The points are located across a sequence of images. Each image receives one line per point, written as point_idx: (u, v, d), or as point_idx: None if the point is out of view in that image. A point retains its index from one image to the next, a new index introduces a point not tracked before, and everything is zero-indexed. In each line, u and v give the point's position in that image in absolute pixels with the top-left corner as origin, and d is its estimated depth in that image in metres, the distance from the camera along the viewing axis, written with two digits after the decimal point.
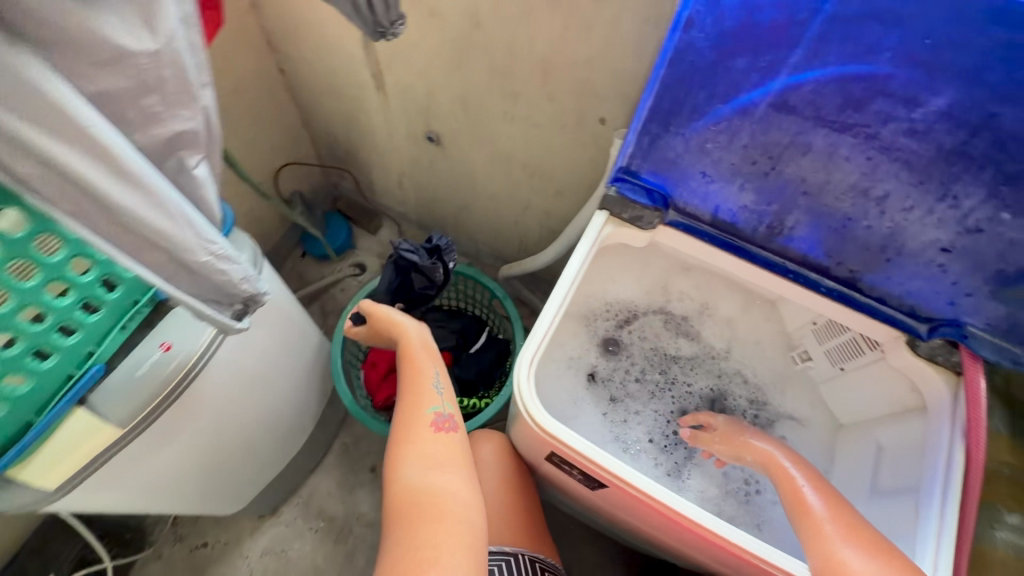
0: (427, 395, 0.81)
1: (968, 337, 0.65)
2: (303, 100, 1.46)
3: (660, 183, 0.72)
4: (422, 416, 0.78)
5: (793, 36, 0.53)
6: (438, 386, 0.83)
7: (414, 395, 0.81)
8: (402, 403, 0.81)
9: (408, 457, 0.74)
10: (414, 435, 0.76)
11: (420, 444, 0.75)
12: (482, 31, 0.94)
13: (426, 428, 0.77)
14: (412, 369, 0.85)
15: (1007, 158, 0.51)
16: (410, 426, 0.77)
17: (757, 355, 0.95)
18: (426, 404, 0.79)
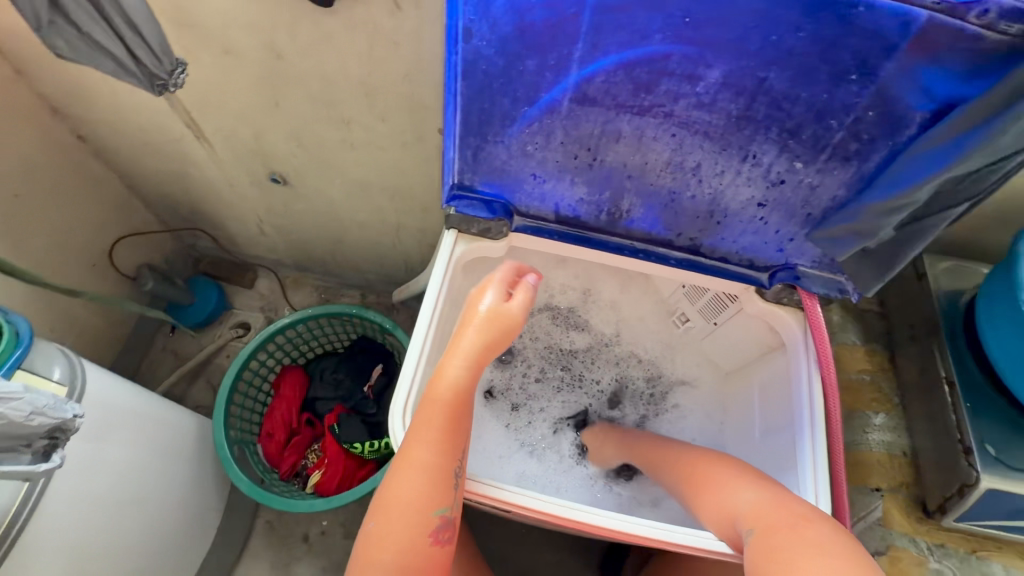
0: (437, 494, 0.60)
1: (800, 277, 0.70)
2: (120, 165, 1.29)
3: (497, 192, 0.70)
4: (426, 518, 0.59)
5: (570, 32, 0.52)
6: (457, 474, 0.62)
7: (417, 485, 0.60)
8: (400, 486, 0.60)
9: (388, 557, 0.58)
10: (408, 534, 0.59)
11: (408, 550, 0.58)
12: (287, 62, 0.88)
13: (423, 538, 0.59)
14: (437, 440, 0.61)
15: (784, 115, 0.54)
16: (408, 524, 0.59)
17: (643, 327, 0.97)
18: (435, 505, 0.60)
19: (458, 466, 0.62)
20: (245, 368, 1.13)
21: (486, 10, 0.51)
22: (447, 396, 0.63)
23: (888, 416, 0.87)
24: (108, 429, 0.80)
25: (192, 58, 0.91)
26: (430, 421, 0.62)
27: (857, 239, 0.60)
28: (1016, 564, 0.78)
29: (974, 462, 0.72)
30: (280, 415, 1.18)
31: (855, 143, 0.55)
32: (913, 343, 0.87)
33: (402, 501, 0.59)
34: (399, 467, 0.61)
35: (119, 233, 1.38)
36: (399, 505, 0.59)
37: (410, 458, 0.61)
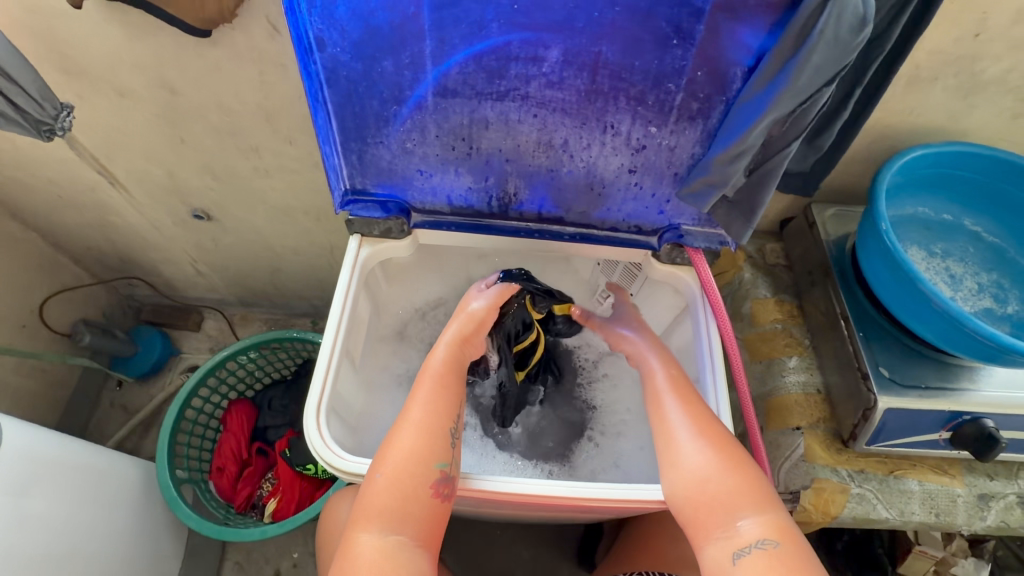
0: (438, 446, 0.65)
1: (684, 235, 0.74)
2: (39, 222, 1.28)
3: (390, 192, 0.73)
4: (425, 470, 0.63)
5: (415, 30, 0.56)
6: (454, 433, 0.67)
7: (423, 438, 0.65)
8: (408, 438, 0.64)
9: (382, 507, 0.61)
10: (411, 481, 0.62)
11: (409, 497, 0.61)
12: (182, 97, 0.90)
13: (424, 487, 0.62)
14: (429, 401, 0.68)
15: (627, 84, 0.59)
16: (407, 473, 0.62)
17: None
18: (434, 458, 0.64)
19: (454, 426, 0.67)
20: (187, 407, 1.12)
21: (332, 18, 0.54)
22: (438, 369, 0.71)
23: (801, 359, 0.91)
24: (33, 483, 0.79)
25: (88, 104, 0.92)
26: (429, 388, 0.69)
27: (714, 189, 0.64)
28: (930, 478, 0.82)
29: (871, 386, 0.78)
30: (229, 448, 1.17)
31: (695, 103, 0.60)
32: (814, 288, 0.93)
33: (405, 452, 0.64)
34: (398, 426, 0.66)
35: (47, 291, 1.36)
36: (401, 455, 0.63)
37: (408, 418, 0.67)
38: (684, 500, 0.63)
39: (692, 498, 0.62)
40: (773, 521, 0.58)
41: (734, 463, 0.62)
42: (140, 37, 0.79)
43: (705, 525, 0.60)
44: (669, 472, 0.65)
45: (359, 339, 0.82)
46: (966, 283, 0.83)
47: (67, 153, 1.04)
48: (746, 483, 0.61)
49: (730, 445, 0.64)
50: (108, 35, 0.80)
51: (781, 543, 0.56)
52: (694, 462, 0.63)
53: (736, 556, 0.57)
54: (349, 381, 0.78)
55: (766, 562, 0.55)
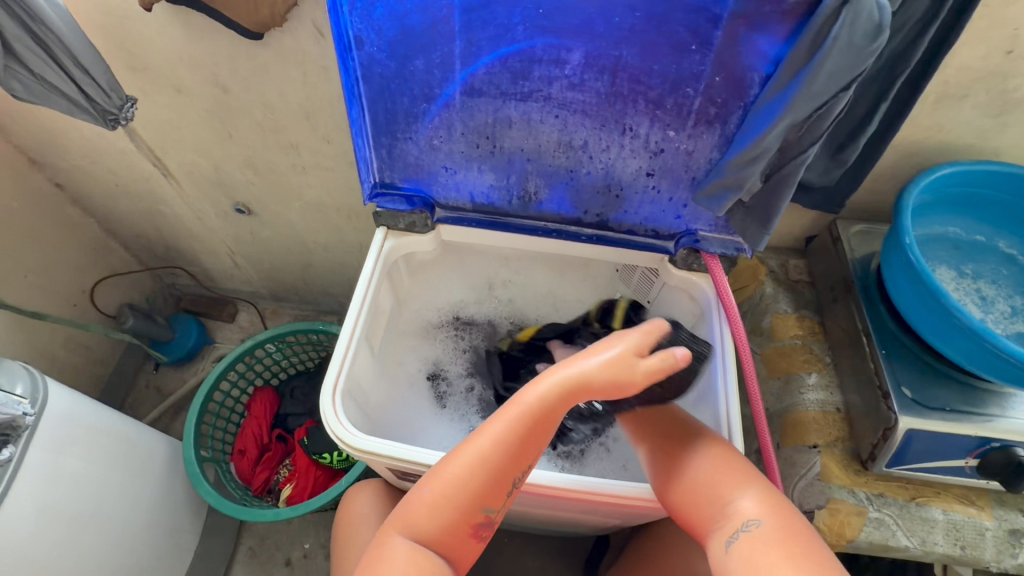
0: (495, 492, 0.62)
1: (700, 240, 0.75)
2: (97, 209, 1.38)
3: (416, 186, 0.77)
4: (472, 510, 0.61)
5: (445, 32, 0.59)
6: (515, 483, 0.63)
7: (479, 476, 0.61)
8: (466, 469, 0.61)
9: (422, 520, 0.61)
10: (452, 514, 0.61)
11: (451, 528, 0.61)
12: (232, 95, 0.97)
13: (461, 524, 0.62)
14: (506, 445, 0.62)
15: (645, 87, 0.61)
16: (451, 505, 0.61)
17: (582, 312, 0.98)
18: (485, 503, 0.62)
19: (519, 476, 0.63)
20: (215, 390, 1.17)
21: (369, 18, 0.59)
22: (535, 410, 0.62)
23: (821, 376, 0.89)
24: (72, 441, 0.85)
25: (149, 99, 1.01)
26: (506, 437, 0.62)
27: (730, 193, 0.64)
28: (956, 508, 0.79)
29: (892, 405, 0.76)
30: (251, 432, 1.21)
31: (713, 108, 0.61)
32: (836, 304, 0.91)
33: (465, 485, 0.61)
34: (461, 465, 0.62)
35: (98, 275, 1.46)
36: (458, 488, 0.61)
37: (477, 451, 0.62)
38: (676, 499, 0.64)
39: (680, 495, 0.63)
40: (757, 497, 0.59)
41: (712, 453, 0.64)
42: (199, 38, 0.87)
43: (703, 521, 0.61)
44: (657, 477, 0.66)
45: (378, 328, 0.85)
46: (998, 305, 0.80)
47: (127, 145, 1.13)
48: (730, 468, 0.62)
49: (713, 443, 0.65)
50: (172, 37, 0.87)
51: (766, 518, 0.57)
52: (678, 465, 0.65)
53: (728, 541, 0.58)
54: (366, 365, 0.81)
55: (751, 541, 0.55)
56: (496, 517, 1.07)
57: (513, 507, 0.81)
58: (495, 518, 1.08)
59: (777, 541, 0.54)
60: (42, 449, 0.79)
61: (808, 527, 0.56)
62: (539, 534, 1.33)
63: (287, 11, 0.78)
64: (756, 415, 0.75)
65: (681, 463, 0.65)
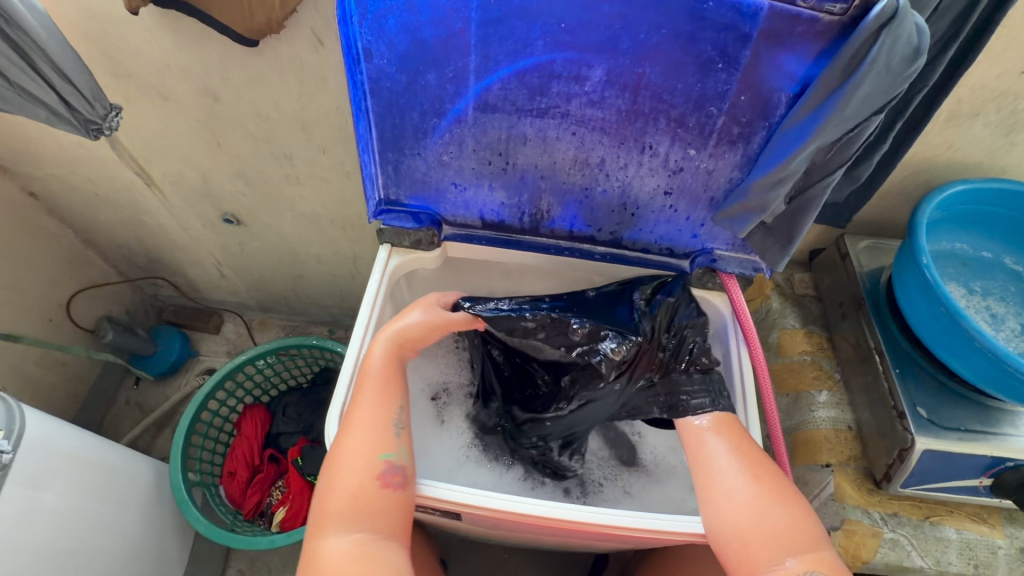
0: (381, 438, 0.64)
1: (716, 260, 0.73)
2: (74, 219, 1.32)
3: (423, 204, 0.73)
4: (371, 463, 0.62)
5: (461, 45, 0.57)
6: (398, 424, 0.66)
7: (365, 433, 0.63)
8: (351, 432, 0.64)
9: (342, 494, 0.60)
10: (357, 476, 0.61)
11: (360, 496, 0.60)
12: (223, 104, 0.93)
13: (372, 481, 0.61)
14: (375, 399, 0.66)
15: (667, 106, 0.59)
16: (357, 472, 0.61)
17: None
18: (381, 449, 0.63)
19: (399, 416, 0.66)
20: (203, 409, 1.12)
21: (380, 31, 0.55)
22: (378, 369, 0.68)
23: (831, 394, 0.88)
24: (52, 473, 0.80)
25: (134, 107, 0.96)
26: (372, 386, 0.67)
27: (752, 215, 0.62)
28: (968, 527, 0.78)
29: (908, 425, 0.75)
30: (242, 453, 1.16)
31: (736, 127, 0.60)
32: (845, 320, 0.91)
33: (349, 459, 0.62)
34: (342, 437, 0.64)
35: (75, 288, 1.39)
36: (356, 455, 0.62)
37: (356, 418, 0.65)
38: (723, 518, 0.60)
39: (727, 511, 0.60)
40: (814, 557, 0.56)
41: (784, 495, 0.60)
42: (190, 44, 0.82)
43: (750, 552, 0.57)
44: (708, 487, 0.64)
45: None
46: (1008, 323, 0.80)
47: (108, 154, 1.07)
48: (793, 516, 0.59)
49: (774, 477, 0.62)
50: (160, 43, 0.83)
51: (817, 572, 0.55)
52: (733, 485, 0.62)
53: None
54: None
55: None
56: (499, 538, 1.04)
57: (521, 535, 0.78)
58: (497, 538, 1.05)
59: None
60: (20, 485, 0.74)
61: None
62: (538, 551, 1.31)
63: (285, 19, 0.73)
64: (775, 437, 0.73)
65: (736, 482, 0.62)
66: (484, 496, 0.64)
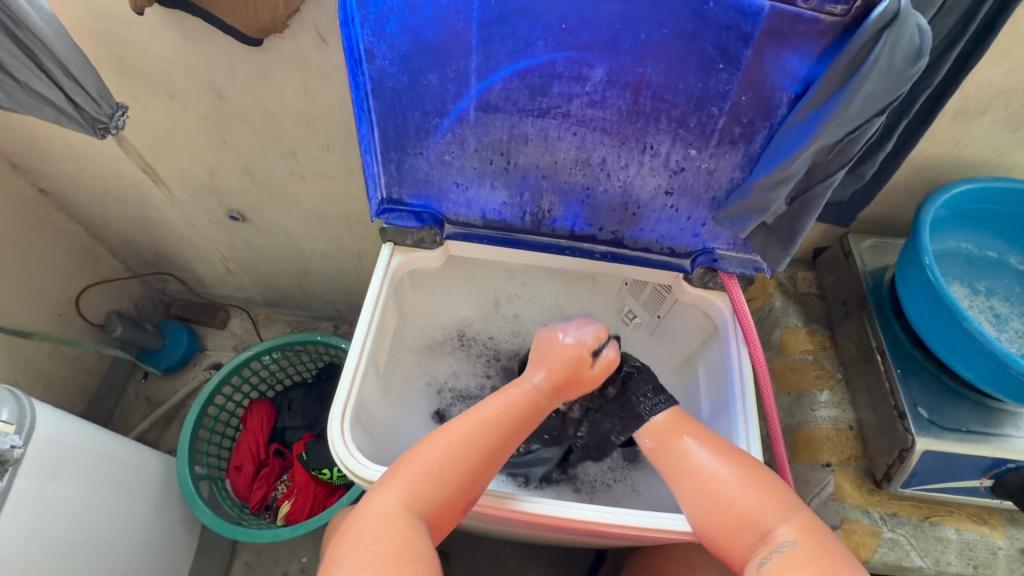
0: (493, 469, 0.64)
1: (717, 259, 0.73)
2: (84, 215, 1.33)
3: (425, 203, 0.73)
4: (473, 488, 0.62)
5: (462, 45, 0.57)
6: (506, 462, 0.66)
7: (493, 448, 0.64)
8: (496, 424, 0.64)
9: (427, 481, 0.60)
10: (458, 491, 0.61)
11: (451, 506, 0.61)
12: (228, 101, 0.93)
13: (462, 505, 0.62)
14: (514, 412, 0.66)
15: (669, 106, 0.59)
16: (458, 483, 0.61)
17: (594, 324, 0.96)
18: (485, 481, 0.63)
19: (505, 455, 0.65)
20: (209, 404, 1.14)
21: (382, 31, 0.56)
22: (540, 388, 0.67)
23: (833, 393, 0.88)
24: (63, 466, 0.81)
25: (140, 104, 0.97)
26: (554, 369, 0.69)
27: (753, 215, 0.62)
28: (968, 527, 0.78)
29: (908, 425, 0.75)
30: (248, 447, 1.17)
31: (738, 127, 0.59)
32: (848, 318, 0.90)
33: (462, 461, 0.62)
34: (450, 436, 0.63)
35: (85, 283, 1.41)
36: (466, 459, 0.62)
37: (491, 416, 0.65)
38: (704, 513, 0.61)
39: (704, 506, 0.61)
40: (796, 524, 0.57)
41: (748, 474, 0.61)
42: (196, 42, 0.83)
43: (736, 540, 0.58)
44: (678, 484, 0.64)
45: (384, 347, 0.82)
46: (1012, 324, 0.80)
47: (116, 151, 1.08)
48: (762, 490, 0.60)
49: (741, 456, 0.63)
50: (166, 41, 0.83)
51: (801, 541, 0.55)
52: (703, 473, 0.63)
53: (762, 561, 0.56)
54: (372, 385, 0.78)
55: (784, 564, 0.54)
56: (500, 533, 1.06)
57: (522, 531, 0.79)
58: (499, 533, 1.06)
59: (813, 564, 0.53)
60: (32, 477, 0.76)
61: (848, 555, 0.54)
62: (540, 546, 1.32)
63: (289, 17, 0.74)
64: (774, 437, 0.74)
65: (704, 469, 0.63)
66: (483, 494, 0.65)
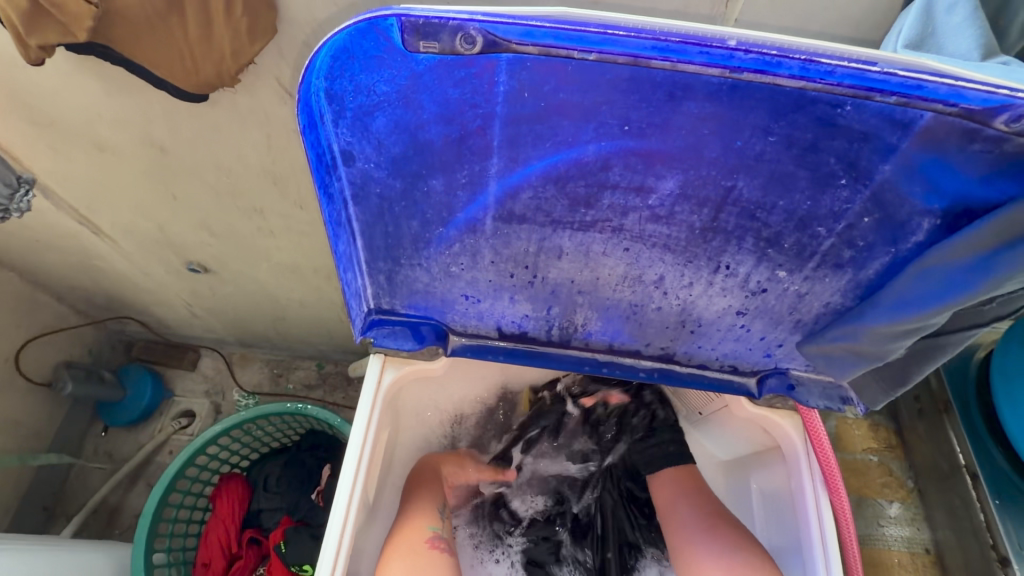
0: (425, 513, 0.66)
1: (794, 386, 0.58)
2: (17, 263, 1.14)
3: (424, 314, 0.57)
4: (418, 531, 0.64)
5: (479, 147, 0.40)
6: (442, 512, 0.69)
7: (413, 508, 0.66)
8: (402, 508, 0.66)
9: (398, 570, 0.59)
10: (406, 538, 0.63)
11: (411, 554, 0.61)
12: (173, 155, 0.75)
13: (420, 544, 0.62)
14: (409, 495, 0.68)
15: (760, 225, 0.43)
16: (407, 531, 0.63)
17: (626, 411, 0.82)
18: (426, 521, 0.65)
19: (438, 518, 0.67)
20: (171, 494, 0.98)
21: (365, 131, 0.40)
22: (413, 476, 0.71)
23: (902, 505, 0.76)
24: None
25: (65, 157, 0.78)
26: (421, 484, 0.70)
27: (860, 361, 0.47)
28: None
29: (1014, 575, 0.63)
30: (216, 539, 1.03)
31: (849, 250, 0.44)
32: (921, 419, 0.77)
33: (402, 523, 0.64)
34: (397, 534, 0.63)
35: (26, 337, 1.22)
36: (404, 521, 0.65)
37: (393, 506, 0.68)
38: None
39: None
40: None
41: None
42: (123, 93, 0.64)
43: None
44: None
45: (377, 472, 0.66)
46: None
47: (43, 205, 0.89)
48: None
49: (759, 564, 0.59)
50: (85, 91, 0.65)
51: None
52: (693, 541, 0.65)
53: None
54: (363, 528, 0.62)
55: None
56: None
57: None
58: None
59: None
60: None
61: None
62: None
63: (240, 70, 0.56)
64: None
65: (693, 542, 0.65)
66: None
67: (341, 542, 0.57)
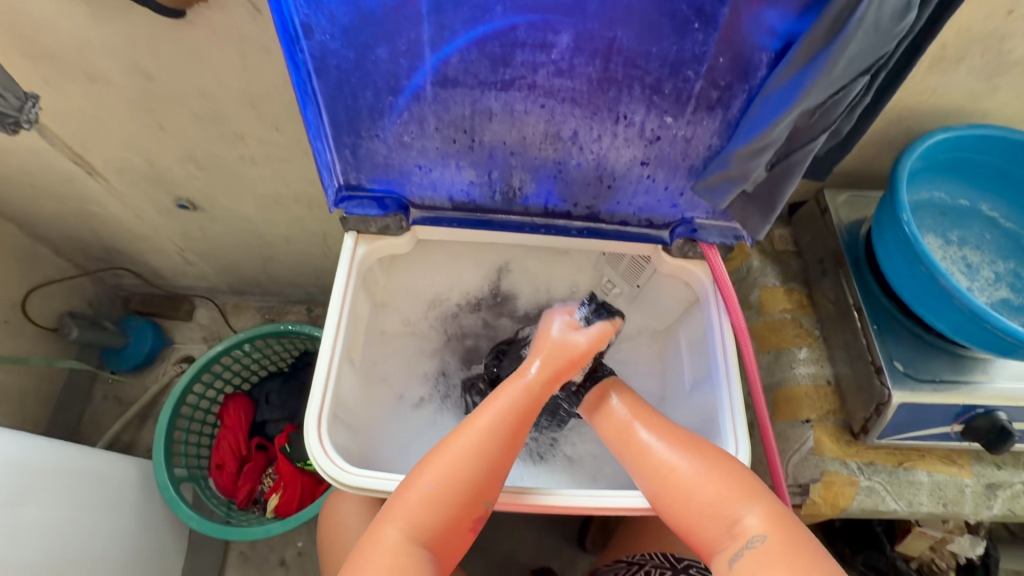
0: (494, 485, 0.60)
1: (697, 229, 0.72)
2: (18, 215, 1.22)
3: (387, 187, 0.69)
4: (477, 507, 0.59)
5: (412, 15, 0.51)
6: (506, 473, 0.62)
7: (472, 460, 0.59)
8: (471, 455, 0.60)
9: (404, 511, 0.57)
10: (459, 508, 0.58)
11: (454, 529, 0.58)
12: (159, 83, 0.84)
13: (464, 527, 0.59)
14: (501, 412, 0.62)
15: (642, 72, 0.55)
16: (459, 486, 0.58)
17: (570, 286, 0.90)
18: (483, 497, 0.60)
19: (507, 456, 0.61)
20: (183, 403, 1.10)
21: (317, 3, 0.49)
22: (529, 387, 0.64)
23: (811, 350, 0.89)
24: (34, 488, 0.78)
25: (58, 91, 0.86)
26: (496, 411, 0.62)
27: (733, 185, 0.60)
28: (938, 468, 0.82)
29: (884, 380, 0.77)
30: (228, 445, 1.15)
31: (715, 91, 0.56)
32: (825, 277, 0.90)
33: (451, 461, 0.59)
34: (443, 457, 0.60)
35: (29, 286, 1.30)
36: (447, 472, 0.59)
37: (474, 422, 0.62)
38: (677, 514, 0.59)
39: (665, 496, 0.60)
40: (763, 512, 0.56)
41: (693, 450, 0.61)
42: (111, 19, 0.73)
43: (706, 540, 0.57)
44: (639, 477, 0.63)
45: (357, 339, 0.77)
46: (983, 272, 0.81)
47: (40, 144, 0.98)
48: (721, 477, 0.58)
49: (696, 441, 0.62)
50: (77, 20, 0.74)
51: (770, 533, 0.54)
52: (648, 455, 0.63)
53: (733, 558, 0.55)
54: (347, 383, 0.73)
55: (758, 560, 0.53)
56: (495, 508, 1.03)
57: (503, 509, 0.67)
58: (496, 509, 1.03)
59: (783, 557, 0.52)
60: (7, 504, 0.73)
61: (810, 534, 0.54)
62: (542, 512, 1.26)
63: None
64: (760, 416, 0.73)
65: (647, 448, 0.63)
66: None
67: (327, 386, 0.67)
